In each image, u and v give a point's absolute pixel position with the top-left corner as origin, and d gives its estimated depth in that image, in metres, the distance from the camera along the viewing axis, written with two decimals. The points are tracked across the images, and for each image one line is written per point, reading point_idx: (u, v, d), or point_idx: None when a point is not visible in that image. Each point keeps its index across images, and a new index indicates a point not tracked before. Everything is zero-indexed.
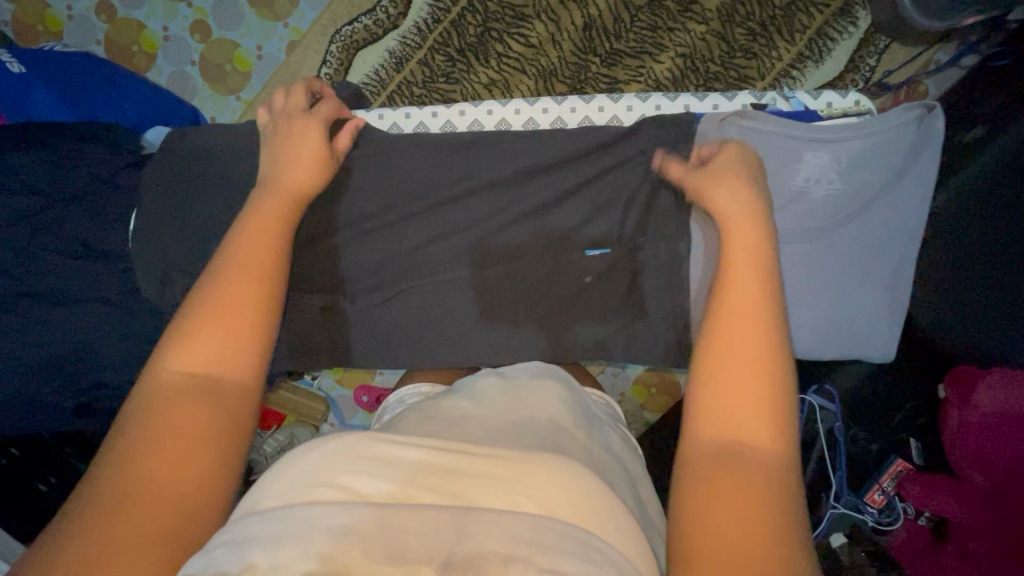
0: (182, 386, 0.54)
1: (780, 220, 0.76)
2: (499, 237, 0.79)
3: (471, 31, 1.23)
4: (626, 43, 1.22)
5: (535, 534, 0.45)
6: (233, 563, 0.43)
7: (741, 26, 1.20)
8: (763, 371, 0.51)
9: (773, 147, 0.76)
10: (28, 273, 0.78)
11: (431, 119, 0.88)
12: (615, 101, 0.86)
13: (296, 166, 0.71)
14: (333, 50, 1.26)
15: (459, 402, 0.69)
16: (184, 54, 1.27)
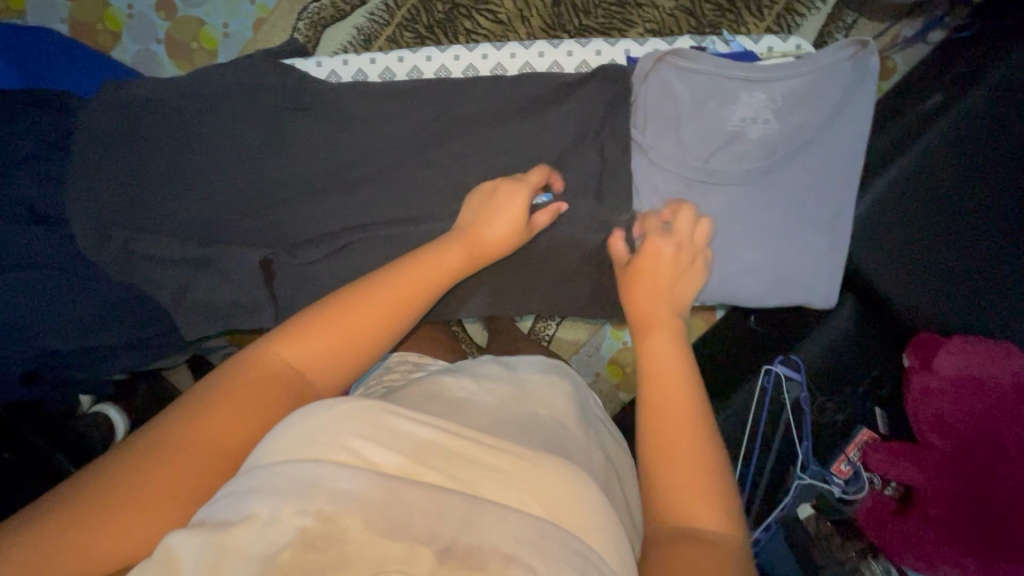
0: (277, 377, 0.57)
1: (716, 161, 0.77)
2: (454, 199, 0.78)
3: (439, 8, 1.22)
4: (595, 19, 1.22)
5: (539, 538, 0.46)
6: (234, 512, 0.44)
7: (710, 2, 1.20)
8: (703, 463, 0.56)
9: (708, 87, 0.77)
10: None
11: (370, 66, 0.87)
12: (555, 46, 0.85)
13: (488, 226, 0.70)
14: (301, 27, 1.25)
15: (462, 380, 0.68)
16: (150, 32, 1.26)
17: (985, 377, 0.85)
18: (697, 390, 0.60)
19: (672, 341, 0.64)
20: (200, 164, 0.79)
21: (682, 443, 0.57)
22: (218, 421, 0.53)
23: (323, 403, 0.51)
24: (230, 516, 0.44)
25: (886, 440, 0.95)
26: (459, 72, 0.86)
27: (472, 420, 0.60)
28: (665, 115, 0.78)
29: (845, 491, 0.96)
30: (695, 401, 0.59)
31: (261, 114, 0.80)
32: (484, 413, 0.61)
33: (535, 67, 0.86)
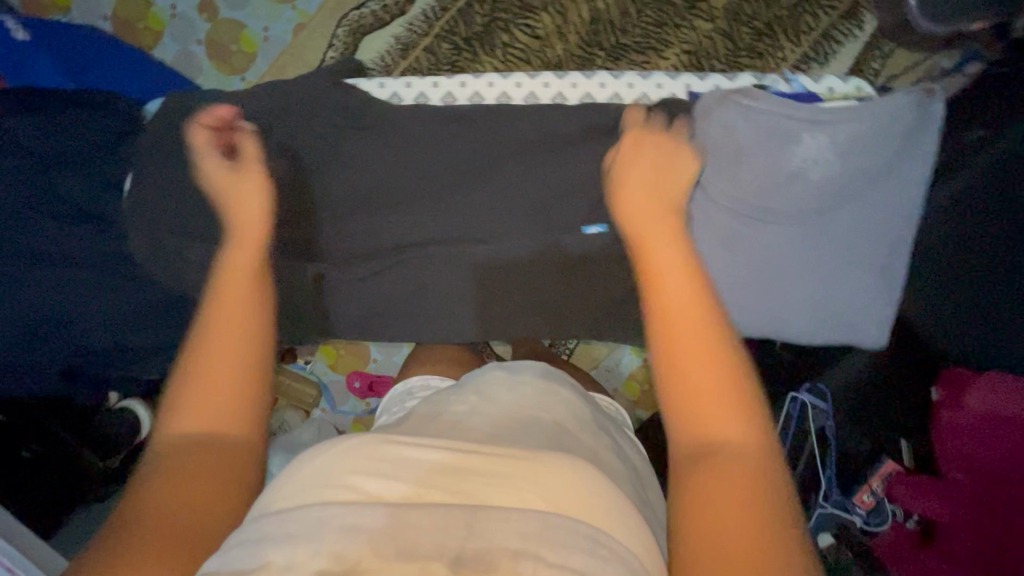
0: (187, 444, 0.54)
1: (774, 202, 0.77)
2: (495, 215, 0.80)
3: (478, 20, 1.23)
4: (632, 38, 1.22)
5: (544, 531, 0.46)
6: (249, 560, 0.45)
7: (747, 26, 1.21)
8: (721, 363, 0.52)
9: (770, 127, 0.75)
10: (34, 242, 0.84)
11: (431, 89, 0.88)
12: (615, 78, 0.86)
13: (248, 213, 0.69)
14: (340, 34, 1.26)
15: (466, 397, 0.69)
16: (190, 33, 1.28)
17: (1014, 416, 0.84)
18: (704, 284, 0.55)
19: (680, 264, 0.57)
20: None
21: (698, 349, 0.52)
22: (182, 469, 0.53)
23: (325, 448, 0.54)
24: (247, 564, 0.45)
25: (910, 473, 0.95)
26: (518, 100, 0.87)
27: (472, 434, 0.60)
28: (723, 151, 0.77)
29: (867, 522, 0.97)
30: (704, 299, 0.55)
31: (311, 126, 0.81)
32: (486, 423, 0.62)
33: (594, 97, 0.87)
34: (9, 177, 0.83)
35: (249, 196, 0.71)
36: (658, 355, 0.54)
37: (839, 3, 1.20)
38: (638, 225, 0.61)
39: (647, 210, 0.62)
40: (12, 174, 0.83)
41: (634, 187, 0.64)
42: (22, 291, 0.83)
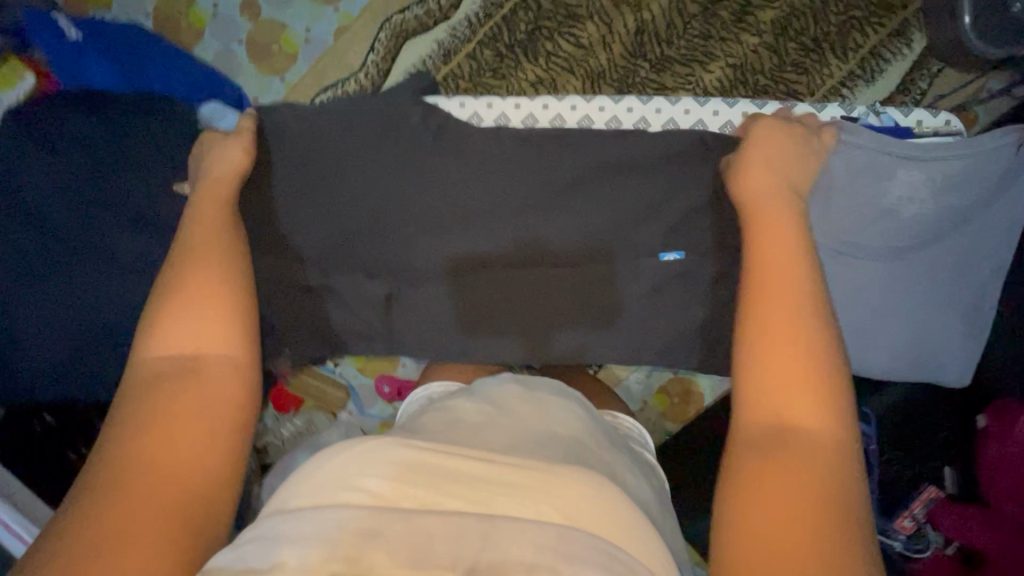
0: (163, 368, 0.62)
1: (868, 235, 0.83)
2: (553, 236, 0.84)
3: (522, 28, 1.22)
4: (677, 50, 1.21)
5: (559, 543, 0.48)
6: (265, 559, 0.47)
7: (794, 41, 1.20)
8: (808, 359, 0.56)
9: (868, 163, 0.81)
10: (90, 241, 0.87)
11: (515, 110, 0.91)
12: (701, 104, 0.89)
13: (220, 181, 0.79)
14: (382, 38, 1.25)
15: (480, 405, 0.68)
16: (231, 32, 1.27)
17: None
18: (806, 286, 0.61)
19: (794, 299, 0.60)
20: (328, 190, 0.85)
21: (785, 341, 0.57)
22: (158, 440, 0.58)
23: (342, 449, 0.56)
24: (261, 562, 0.47)
25: (953, 501, 0.95)
26: (602, 122, 0.90)
27: (488, 442, 0.60)
28: (819, 186, 0.82)
29: (906, 547, 0.95)
30: (799, 300, 0.60)
31: (391, 146, 0.85)
32: (503, 433, 0.62)
33: (677, 122, 0.90)
34: (72, 176, 0.88)
35: (227, 172, 0.79)
36: (750, 376, 0.57)
37: (889, 21, 1.19)
38: (761, 242, 0.65)
39: (764, 209, 0.68)
40: (77, 174, 0.88)
41: (765, 205, 0.68)
42: (93, 296, 0.86)
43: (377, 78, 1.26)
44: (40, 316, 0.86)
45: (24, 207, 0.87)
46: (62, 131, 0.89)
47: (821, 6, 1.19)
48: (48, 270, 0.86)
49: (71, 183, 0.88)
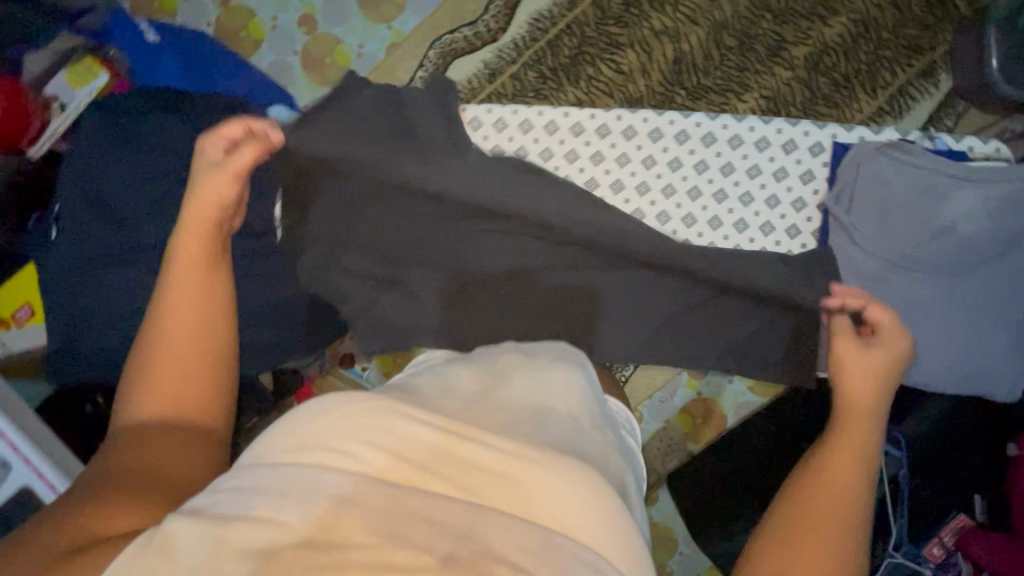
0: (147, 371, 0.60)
1: (924, 251, 0.87)
2: (593, 231, 0.88)
3: (565, 52, 1.28)
4: (713, 80, 1.27)
5: (546, 549, 0.47)
6: (237, 508, 0.46)
7: (826, 76, 1.25)
8: (832, 555, 0.56)
9: (923, 182, 0.86)
10: (145, 227, 0.85)
11: (588, 119, 0.95)
12: (765, 122, 0.94)
13: (220, 181, 0.67)
14: (431, 56, 1.32)
15: (480, 377, 0.70)
16: (288, 45, 1.33)
17: None
18: (866, 505, 0.60)
19: (852, 504, 0.59)
20: (388, 193, 0.90)
21: (819, 533, 0.57)
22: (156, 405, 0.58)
23: (330, 408, 0.54)
24: (235, 510, 0.46)
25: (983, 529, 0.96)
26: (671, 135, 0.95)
27: (485, 419, 0.61)
28: (873, 200, 0.88)
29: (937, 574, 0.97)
30: (852, 508, 0.59)
31: (435, 147, 0.88)
32: (499, 410, 0.63)
33: (742, 139, 0.94)
34: (128, 162, 0.86)
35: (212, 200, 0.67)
36: (769, 548, 0.57)
37: (918, 61, 1.23)
38: (852, 404, 0.67)
39: (864, 397, 0.68)
40: (130, 159, 0.85)
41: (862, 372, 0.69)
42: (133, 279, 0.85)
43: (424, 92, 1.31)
44: (100, 305, 0.84)
45: (88, 192, 0.85)
46: (144, 127, 0.86)
47: (853, 44, 1.24)
48: (116, 259, 0.85)
49: (143, 171, 0.85)
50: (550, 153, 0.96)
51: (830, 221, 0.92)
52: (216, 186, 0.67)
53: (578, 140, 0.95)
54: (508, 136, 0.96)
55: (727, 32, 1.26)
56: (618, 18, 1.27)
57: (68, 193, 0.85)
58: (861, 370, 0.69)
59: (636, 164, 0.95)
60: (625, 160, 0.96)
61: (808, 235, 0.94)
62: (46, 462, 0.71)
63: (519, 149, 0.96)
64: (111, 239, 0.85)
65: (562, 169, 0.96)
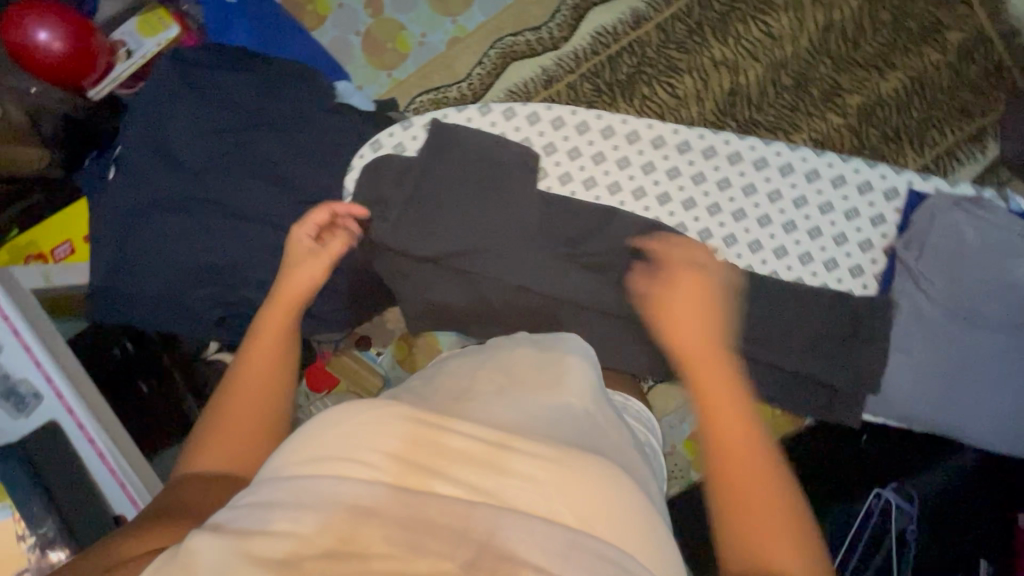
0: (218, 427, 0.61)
1: (993, 311, 0.71)
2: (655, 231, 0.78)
3: (624, 69, 1.29)
4: (765, 116, 1.27)
5: (569, 550, 0.45)
6: (258, 522, 0.46)
7: (877, 128, 1.25)
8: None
9: (996, 239, 0.71)
10: (189, 176, 0.82)
11: (645, 129, 0.79)
12: (844, 159, 0.76)
13: (308, 263, 0.70)
14: (491, 54, 1.33)
15: (491, 374, 0.65)
16: (351, 24, 1.35)
17: None
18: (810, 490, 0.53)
19: (796, 497, 0.52)
20: None
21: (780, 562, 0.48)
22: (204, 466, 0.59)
23: (339, 420, 0.53)
24: (255, 525, 0.46)
25: None
26: (739, 163, 0.77)
27: (495, 420, 0.57)
28: (946, 253, 0.72)
29: None
30: (798, 502, 0.52)
31: None
32: (509, 408, 0.58)
33: (818, 175, 0.76)
34: (182, 110, 0.83)
35: (307, 278, 0.69)
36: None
37: (968, 125, 1.25)
38: (702, 383, 0.57)
39: (709, 374, 0.58)
40: (188, 110, 0.83)
41: (693, 309, 0.62)
42: (163, 226, 0.81)
43: (478, 89, 1.33)
44: (131, 251, 0.82)
45: (142, 135, 0.84)
46: (208, 79, 0.85)
47: (908, 100, 1.25)
48: (165, 205, 0.82)
49: (199, 121, 0.83)
50: (582, 154, 0.80)
51: (897, 267, 0.74)
52: (302, 271, 0.69)
53: (612, 145, 0.79)
54: (538, 130, 0.80)
55: (784, 71, 1.26)
56: (679, 43, 1.28)
57: (124, 135, 0.84)
58: (682, 326, 0.61)
59: (677, 179, 0.78)
60: (667, 174, 0.78)
61: (868, 278, 0.76)
62: (78, 398, 0.71)
63: (546, 146, 0.80)
64: (152, 189, 0.82)
65: (591, 174, 0.80)
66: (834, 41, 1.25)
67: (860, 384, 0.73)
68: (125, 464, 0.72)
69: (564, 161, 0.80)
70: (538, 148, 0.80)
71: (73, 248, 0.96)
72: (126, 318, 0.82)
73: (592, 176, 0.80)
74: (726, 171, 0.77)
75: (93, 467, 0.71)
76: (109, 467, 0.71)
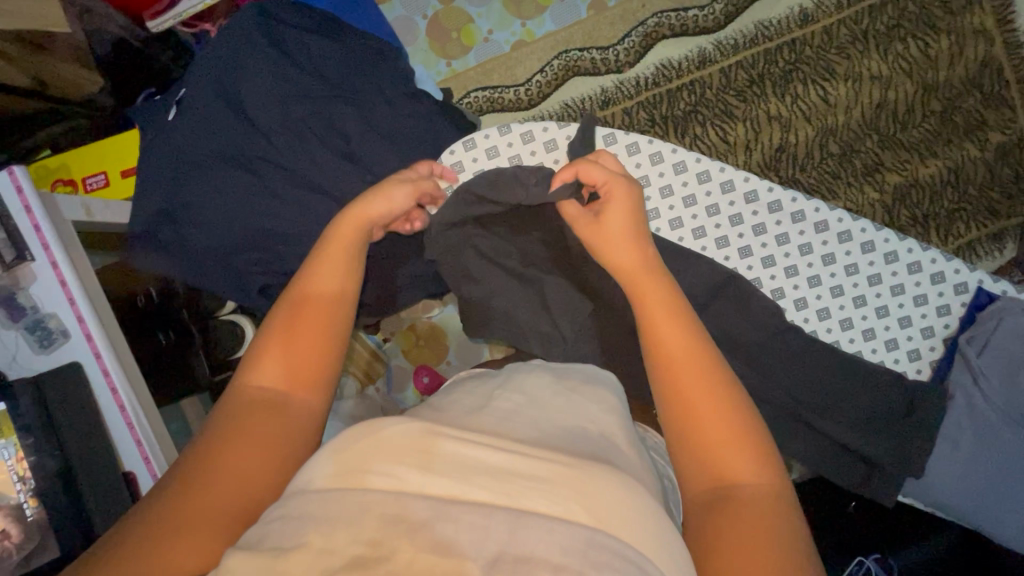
0: (261, 386, 0.57)
1: None
2: (707, 280, 0.79)
3: (681, 106, 1.29)
4: (807, 177, 1.28)
5: (587, 548, 0.39)
6: (290, 538, 0.40)
7: (909, 210, 1.27)
8: None
9: None
10: (259, 134, 0.82)
11: (740, 182, 0.81)
12: (925, 247, 0.79)
13: (378, 199, 0.70)
14: (554, 65, 1.33)
15: (510, 392, 0.60)
16: (420, 7, 1.34)
17: None
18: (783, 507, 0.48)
19: (766, 513, 0.47)
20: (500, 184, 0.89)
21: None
22: (252, 426, 0.54)
23: (371, 427, 0.48)
24: (288, 542, 0.40)
25: None
26: (827, 231, 0.80)
27: (513, 434, 0.52)
28: (1009, 358, 0.75)
29: None
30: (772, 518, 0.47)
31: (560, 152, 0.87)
32: (530, 425, 0.53)
33: (897, 257, 0.79)
34: (261, 65, 0.82)
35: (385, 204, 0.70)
36: None
37: (992, 222, 1.27)
38: (689, 400, 0.53)
39: (683, 373, 0.54)
40: (267, 66, 0.82)
41: (613, 253, 0.65)
42: (223, 180, 0.81)
43: (536, 97, 1.33)
44: (184, 198, 0.81)
45: (212, 81, 0.82)
46: (292, 39, 0.84)
47: (941, 188, 1.27)
48: (228, 157, 0.81)
49: (278, 80, 0.82)
50: (674, 194, 0.82)
51: (957, 359, 0.77)
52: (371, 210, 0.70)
53: (706, 190, 0.81)
54: (636, 162, 0.82)
55: (833, 138, 1.28)
56: (739, 91, 1.29)
57: (192, 77, 0.82)
58: (656, 318, 0.58)
59: (763, 236, 0.81)
60: (754, 229, 0.81)
61: (924, 363, 0.80)
62: (107, 344, 0.68)
63: (642, 179, 0.82)
64: (219, 139, 0.81)
65: (680, 215, 0.82)
66: (884, 119, 1.28)
67: (880, 458, 0.75)
68: (143, 417, 0.69)
69: (655, 198, 0.82)
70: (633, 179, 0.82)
71: (108, 180, 0.90)
72: (169, 266, 0.81)
73: (680, 217, 0.82)
74: (812, 234, 0.80)
75: (110, 417, 0.68)
76: (128, 420, 0.68)
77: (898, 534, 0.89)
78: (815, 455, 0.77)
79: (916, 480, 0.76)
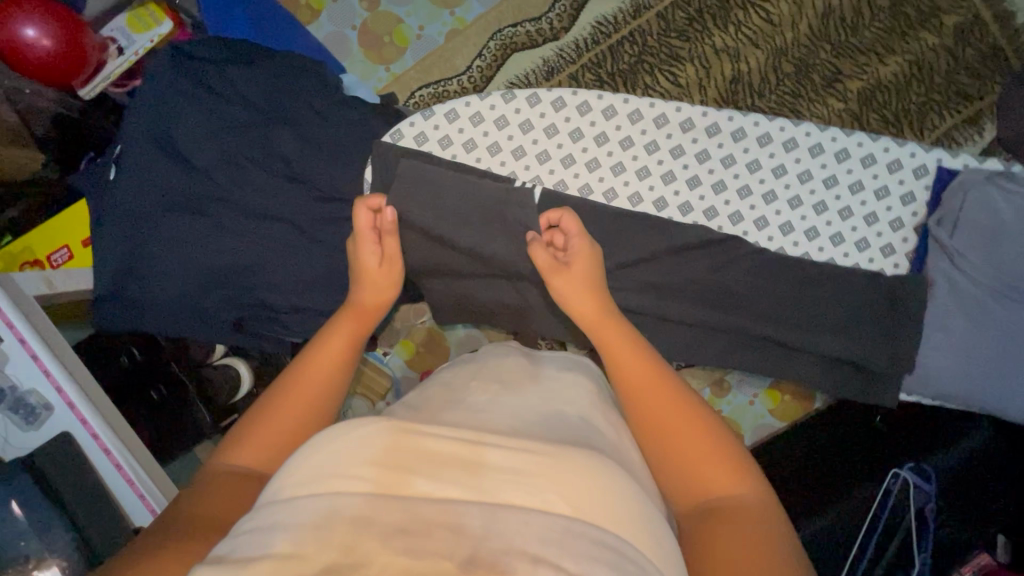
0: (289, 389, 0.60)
1: None
2: (665, 232, 0.77)
3: (625, 59, 1.27)
4: (767, 102, 1.25)
5: (564, 536, 0.39)
6: (259, 547, 0.39)
7: (877, 112, 1.24)
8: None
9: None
10: (202, 176, 0.82)
11: (673, 112, 0.79)
12: (875, 138, 0.77)
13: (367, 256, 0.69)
14: (491, 46, 1.31)
15: (487, 383, 0.59)
16: (347, 19, 1.33)
17: None
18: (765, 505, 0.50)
19: (750, 515, 0.49)
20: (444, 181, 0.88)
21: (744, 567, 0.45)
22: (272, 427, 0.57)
23: (333, 428, 0.47)
24: (257, 550, 0.39)
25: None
26: (774, 144, 0.78)
27: (487, 424, 0.51)
28: (982, 231, 0.73)
29: None
30: (759, 521, 0.49)
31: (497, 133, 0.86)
32: (506, 414, 0.52)
33: (849, 153, 0.77)
34: (192, 107, 0.82)
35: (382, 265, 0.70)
36: None
37: (965, 108, 1.23)
38: (660, 423, 0.54)
39: (647, 392, 0.56)
40: (198, 106, 0.82)
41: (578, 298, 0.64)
42: (176, 228, 0.81)
43: (480, 82, 1.32)
44: (137, 255, 0.81)
45: (147, 131, 0.82)
46: (218, 75, 0.84)
47: (905, 85, 1.23)
48: (175, 206, 0.82)
49: (213, 117, 0.82)
50: (610, 140, 0.80)
51: (931, 246, 0.76)
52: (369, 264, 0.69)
53: (642, 129, 0.80)
54: (564, 116, 0.81)
55: (786, 58, 1.25)
56: (680, 31, 1.27)
57: (127, 132, 0.82)
58: (612, 347, 0.60)
59: (708, 162, 0.79)
60: (697, 158, 0.79)
61: (901, 257, 0.79)
62: (93, 410, 0.69)
63: (574, 132, 0.81)
64: (164, 190, 0.81)
65: (621, 161, 0.80)
66: (833, 28, 1.24)
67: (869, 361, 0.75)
68: (142, 472, 0.70)
69: (593, 148, 0.81)
70: (566, 135, 0.81)
71: (71, 253, 0.91)
72: (141, 328, 0.82)
73: (621, 162, 0.80)
74: (760, 147, 0.78)
75: (111, 480, 0.69)
76: (127, 476, 0.69)
77: (923, 439, 0.87)
78: (803, 371, 0.77)
79: (912, 376, 0.76)
